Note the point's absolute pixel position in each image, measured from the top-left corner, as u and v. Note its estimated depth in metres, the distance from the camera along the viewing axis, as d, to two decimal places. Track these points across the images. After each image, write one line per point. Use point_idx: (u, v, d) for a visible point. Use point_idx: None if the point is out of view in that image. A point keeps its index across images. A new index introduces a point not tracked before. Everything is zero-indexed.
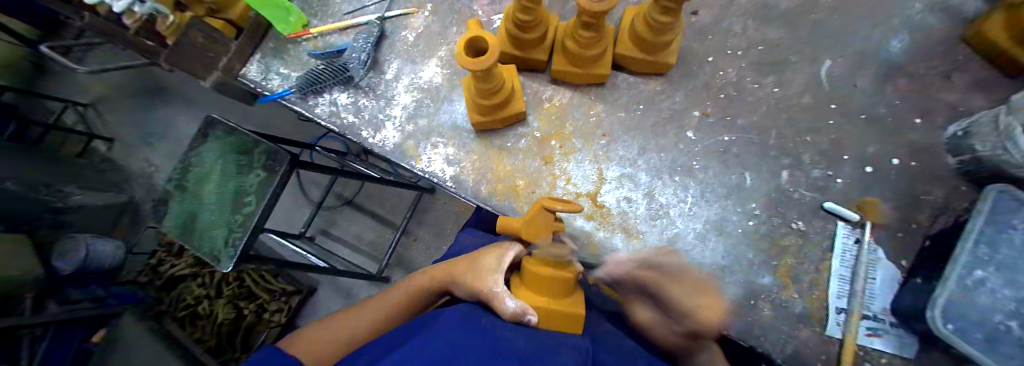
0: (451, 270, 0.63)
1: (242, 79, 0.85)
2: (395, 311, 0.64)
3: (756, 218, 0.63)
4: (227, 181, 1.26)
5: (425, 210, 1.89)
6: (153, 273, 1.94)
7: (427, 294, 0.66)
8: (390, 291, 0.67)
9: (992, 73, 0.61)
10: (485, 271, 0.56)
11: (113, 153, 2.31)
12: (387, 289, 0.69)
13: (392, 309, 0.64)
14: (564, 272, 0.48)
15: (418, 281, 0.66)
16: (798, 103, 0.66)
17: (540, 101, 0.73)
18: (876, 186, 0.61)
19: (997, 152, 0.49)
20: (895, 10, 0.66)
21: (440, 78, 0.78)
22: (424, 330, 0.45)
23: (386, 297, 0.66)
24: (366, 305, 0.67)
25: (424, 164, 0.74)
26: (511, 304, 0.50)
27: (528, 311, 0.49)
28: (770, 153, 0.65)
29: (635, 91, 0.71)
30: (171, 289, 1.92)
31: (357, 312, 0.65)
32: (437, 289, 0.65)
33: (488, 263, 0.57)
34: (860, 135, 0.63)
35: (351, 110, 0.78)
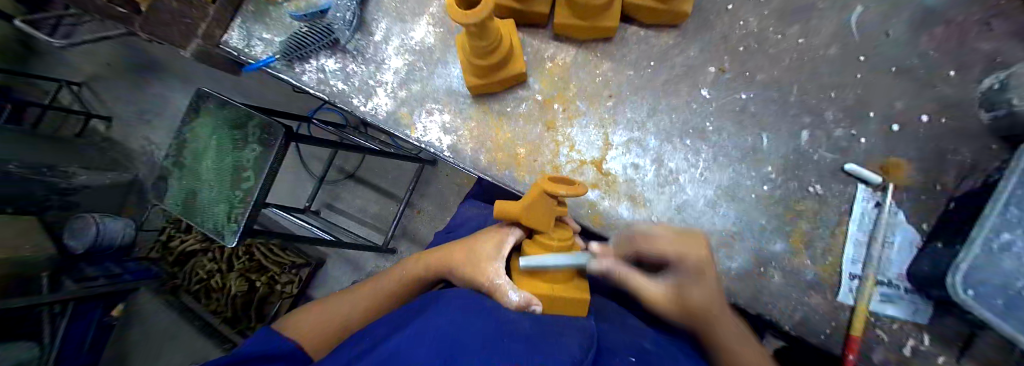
0: (449, 260, 0.60)
1: (224, 47, 0.80)
2: (391, 297, 0.64)
3: (772, 182, 0.60)
4: (224, 157, 1.23)
5: (427, 183, 1.87)
6: (163, 249, 2.00)
7: (422, 284, 0.64)
8: (385, 278, 0.66)
9: None
10: (484, 260, 0.55)
11: (113, 133, 2.29)
12: (383, 274, 0.68)
13: (386, 296, 0.64)
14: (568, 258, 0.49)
15: (412, 270, 0.64)
16: (824, 56, 0.59)
17: (542, 61, 0.68)
18: (904, 145, 0.56)
19: None
20: None
21: (433, 39, 0.73)
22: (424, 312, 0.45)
23: (381, 281, 0.66)
24: (363, 287, 0.67)
25: (420, 133, 0.70)
26: (515, 297, 0.49)
27: (533, 302, 0.49)
28: (790, 112, 0.60)
29: (645, 46, 0.65)
30: (182, 264, 1.98)
31: (354, 296, 0.66)
32: (431, 279, 0.63)
33: (487, 252, 0.55)
34: (889, 89, 0.57)
35: (341, 77, 0.74)
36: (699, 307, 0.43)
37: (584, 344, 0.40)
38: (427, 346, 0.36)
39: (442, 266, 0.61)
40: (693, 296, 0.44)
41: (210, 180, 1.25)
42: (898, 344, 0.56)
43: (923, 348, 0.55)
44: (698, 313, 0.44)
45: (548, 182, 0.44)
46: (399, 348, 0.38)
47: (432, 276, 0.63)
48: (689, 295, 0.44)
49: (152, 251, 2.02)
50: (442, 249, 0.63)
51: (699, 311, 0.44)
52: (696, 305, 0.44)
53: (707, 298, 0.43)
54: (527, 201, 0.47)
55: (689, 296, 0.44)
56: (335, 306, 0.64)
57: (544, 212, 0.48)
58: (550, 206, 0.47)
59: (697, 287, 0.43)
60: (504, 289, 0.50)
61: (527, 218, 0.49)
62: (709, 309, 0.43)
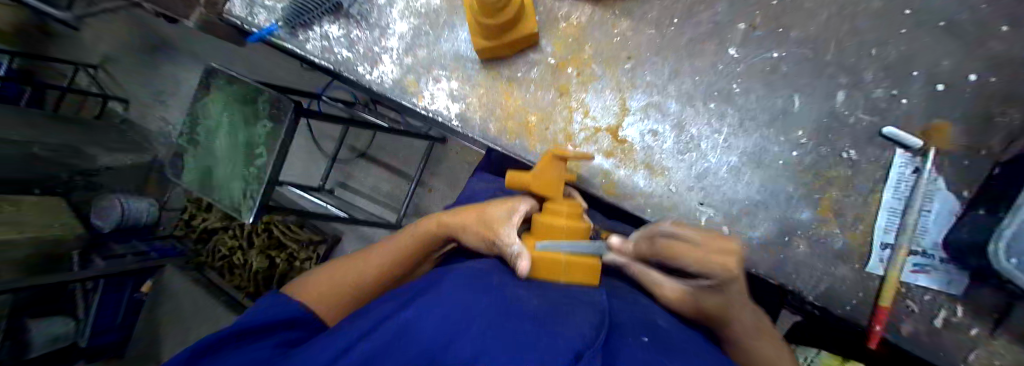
0: (461, 222, 0.59)
1: (226, 16, 0.78)
2: (403, 257, 0.63)
3: (801, 148, 0.56)
4: (236, 132, 1.24)
5: (437, 162, 1.87)
6: (187, 227, 2.07)
7: (434, 242, 0.64)
8: (394, 239, 0.65)
9: None
10: (497, 224, 0.54)
11: (130, 113, 2.33)
12: (391, 237, 0.66)
13: (398, 257, 0.63)
14: (577, 222, 0.50)
15: (423, 229, 0.63)
16: (866, 9, 0.53)
17: (555, 22, 0.64)
18: (951, 104, 0.51)
19: None
20: None
21: (440, 1, 0.69)
22: (434, 286, 0.44)
23: (392, 243, 0.64)
24: (371, 249, 0.66)
25: (427, 102, 0.68)
26: (516, 248, 0.49)
27: (523, 256, 0.47)
28: (826, 71, 0.55)
29: (668, 2, 0.60)
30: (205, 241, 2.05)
31: (363, 256, 0.64)
32: (443, 236, 0.63)
33: (500, 216, 0.54)
34: (938, 46, 0.51)
35: (345, 44, 0.71)
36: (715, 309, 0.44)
37: (595, 322, 0.39)
38: (441, 321, 0.36)
39: (455, 228, 0.60)
40: (713, 301, 0.44)
41: (224, 156, 1.27)
42: (930, 316, 0.53)
43: (957, 320, 0.52)
44: (714, 312, 0.45)
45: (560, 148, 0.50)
46: (409, 324, 0.37)
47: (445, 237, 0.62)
48: (708, 298, 0.45)
49: (178, 228, 2.08)
50: (456, 209, 0.62)
51: (715, 311, 0.45)
52: (711, 308, 0.45)
53: (726, 302, 0.44)
54: (539, 167, 0.52)
55: (705, 298, 0.45)
56: (343, 270, 0.62)
57: (552, 177, 0.52)
58: (559, 174, 0.52)
59: (717, 294, 0.43)
60: (511, 244, 0.50)
61: (538, 184, 0.53)
62: (726, 310, 0.44)
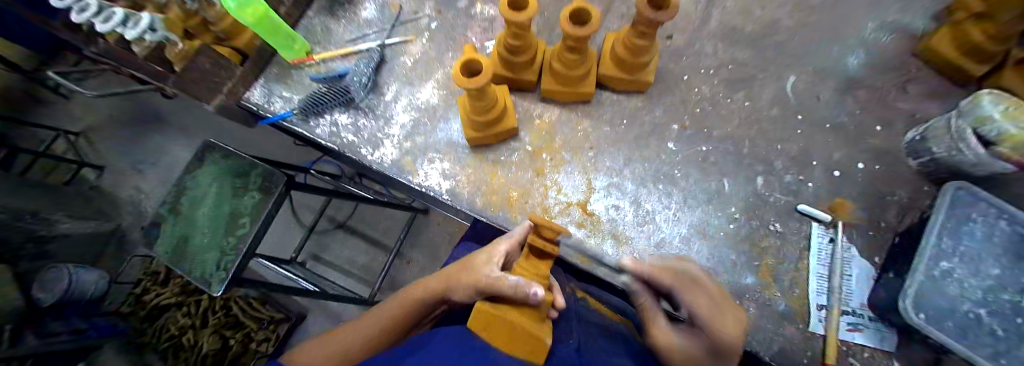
0: (448, 276, 0.60)
1: (245, 102, 0.91)
2: (393, 322, 0.62)
3: (736, 221, 0.67)
4: (222, 203, 1.27)
5: (418, 232, 1.90)
6: (136, 303, 1.82)
7: (422, 307, 0.62)
8: (387, 305, 0.64)
9: (924, 90, 0.71)
10: (478, 264, 0.56)
11: (104, 181, 2.22)
12: (392, 299, 0.65)
13: (392, 322, 0.62)
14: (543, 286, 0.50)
15: (413, 290, 0.63)
16: (767, 115, 0.71)
17: (532, 118, 0.79)
18: (845, 189, 0.66)
19: (953, 153, 0.58)
20: (853, 31, 0.76)
21: (437, 99, 0.84)
22: (417, 354, 0.42)
23: (386, 308, 0.64)
24: (364, 319, 0.65)
25: (421, 178, 0.77)
26: (515, 279, 0.46)
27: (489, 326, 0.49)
28: (745, 160, 0.69)
29: (618, 107, 0.76)
30: (154, 319, 1.81)
31: (355, 328, 0.64)
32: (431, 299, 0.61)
33: (482, 258, 0.57)
34: (827, 142, 0.69)
35: (352, 130, 0.83)
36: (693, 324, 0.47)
37: None
38: None
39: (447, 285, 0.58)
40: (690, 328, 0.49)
41: (205, 226, 1.27)
42: None
43: None
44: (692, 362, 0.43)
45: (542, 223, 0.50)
46: None
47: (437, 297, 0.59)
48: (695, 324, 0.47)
49: (124, 304, 1.83)
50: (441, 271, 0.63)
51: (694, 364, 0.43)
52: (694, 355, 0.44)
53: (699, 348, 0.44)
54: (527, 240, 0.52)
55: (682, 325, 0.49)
56: (336, 343, 0.63)
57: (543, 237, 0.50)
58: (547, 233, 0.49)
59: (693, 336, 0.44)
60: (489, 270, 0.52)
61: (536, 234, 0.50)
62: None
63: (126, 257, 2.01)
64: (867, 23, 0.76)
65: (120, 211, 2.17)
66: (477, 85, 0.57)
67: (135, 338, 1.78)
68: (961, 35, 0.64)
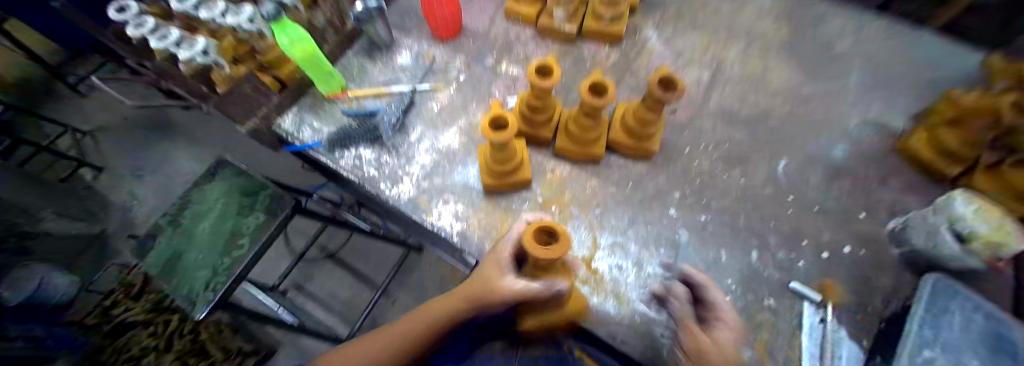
0: (467, 287, 0.64)
1: (276, 128, 0.98)
2: (414, 336, 0.64)
3: (733, 292, 0.69)
4: (224, 221, 1.29)
5: (408, 272, 1.88)
6: (103, 316, 1.62)
7: (444, 321, 0.64)
8: (408, 319, 0.67)
9: (903, 184, 0.78)
10: (495, 270, 0.61)
11: (99, 182, 2.13)
12: (413, 313, 0.68)
13: (414, 335, 0.64)
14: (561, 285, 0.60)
15: (435, 305, 0.67)
16: (761, 192, 0.78)
17: (545, 172, 0.84)
18: (833, 271, 0.70)
19: (931, 247, 0.64)
20: (835, 125, 0.86)
21: (458, 144, 0.90)
22: None
23: (408, 321, 0.67)
24: (385, 333, 0.68)
25: (434, 218, 0.80)
26: (538, 286, 0.56)
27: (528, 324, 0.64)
28: (740, 234, 0.74)
29: (625, 170, 0.83)
30: (118, 336, 1.60)
31: (377, 341, 0.66)
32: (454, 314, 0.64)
33: (496, 264, 0.62)
34: (816, 224, 0.74)
35: (374, 165, 0.88)
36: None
37: None
38: None
39: (466, 294, 0.63)
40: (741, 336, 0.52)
41: (202, 242, 1.27)
42: None
43: None
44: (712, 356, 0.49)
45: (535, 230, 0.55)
46: None
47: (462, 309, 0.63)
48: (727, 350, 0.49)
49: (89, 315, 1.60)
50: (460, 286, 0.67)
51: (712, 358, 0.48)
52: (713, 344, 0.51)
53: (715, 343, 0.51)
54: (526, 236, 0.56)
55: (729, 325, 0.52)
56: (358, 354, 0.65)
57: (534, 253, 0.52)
58: (545, 250, 0.51)
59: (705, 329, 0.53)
60: (508, 279, 0.59)
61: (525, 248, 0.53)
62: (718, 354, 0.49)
63: (104, 264, 1.84)
64: (846, 120, 0.86)
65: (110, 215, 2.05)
66: (502, 139, 0.62)
67: (91, 356, 1.52)
68: (936, 138, 0.74)
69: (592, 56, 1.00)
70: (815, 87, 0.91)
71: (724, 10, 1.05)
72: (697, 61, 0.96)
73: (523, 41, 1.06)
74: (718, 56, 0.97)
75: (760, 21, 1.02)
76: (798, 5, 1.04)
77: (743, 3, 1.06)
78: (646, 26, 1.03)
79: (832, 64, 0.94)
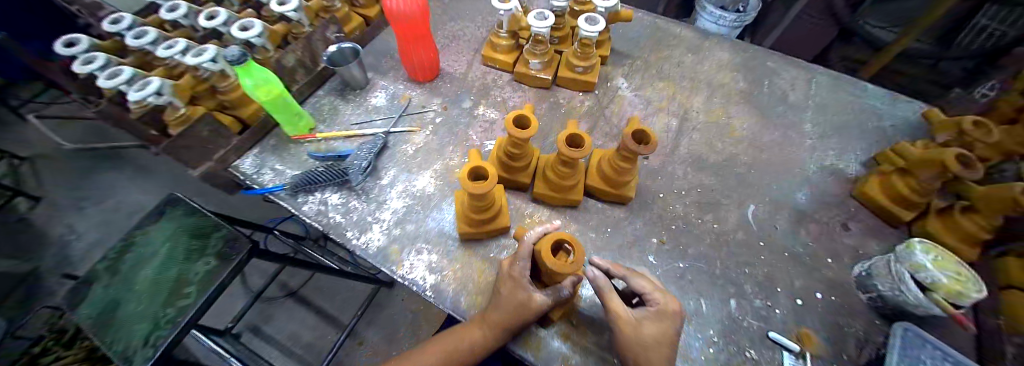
0: (488, 316, 0.60)
1: (233, 170, 0.90)
2: None
3: (715, 344, 0.67)
4: (171, 265, 1.15)
5: (378, 308, 1.74)
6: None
7: (463, 355, 0.60)
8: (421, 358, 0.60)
9: (861, 228, 0.82)
10: (516, 289, 0.59)
11: (34, 214, 1.83)
12: (422, 350, 0.61)
13: None
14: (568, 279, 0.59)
15: (450, 342, 0.61)
16: (734, 238, 0.79)
17: (523, 217, 0.82)
18: (807, 318, 0.70)
19: (896, 293, 0.66)
20: (797, 170, 0.90)
21: (433, 188, 0.87)
22: None
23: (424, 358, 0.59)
24: None
25: (405, 270, 0.75)
26: (563, 290, 0.58)
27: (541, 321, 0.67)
28: (718, 281, 0.74)
29: (603, 215, 0.82)
30: None
31: None
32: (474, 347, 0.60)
33: (512, 284, 0.60)
34: (787, 270, 0.76)
35: (341, 211, 0.82)
36: (660, 338, 0.54)
37: None
38: None
39: (500, 322, 0.59)
40: (676, 311, 0.57)
41: (143, 290, 1.11)
42: None
43: None
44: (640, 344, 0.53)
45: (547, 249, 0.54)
46: None
47: (498, 337, 0.59)
48: (660, 326, 0.55)
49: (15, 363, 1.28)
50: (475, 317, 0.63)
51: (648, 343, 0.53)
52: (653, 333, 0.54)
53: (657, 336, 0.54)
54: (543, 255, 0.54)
55: (663, 303, 0.57)
56: None
57: (572, 268, 0.53)
58: (569, 267, 0.53)
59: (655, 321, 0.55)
60: (536, 295, 0.58)
61: (554, 264, 0.52)
62: (654, 343, 0.53)
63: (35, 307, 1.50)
64: (805, 166, 0.91)
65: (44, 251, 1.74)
66: (482, 190, 0.60)
67: None
68: (891, 185, 0.78)
69: (567, 102, 1.02)
70: (774, 135, 0.97)
71: (688, 61, 1.12)
72: (666, 108, 1.00)
73: (499, 85, 1.07)
74: (685, 104, 1.01)
75: (721, 71, 1.09)
76: (753, 58, 1.13)
77: (705, 55, 1.13)
78: (617, 74, 1.08)
79: (787, 114, 1.01)
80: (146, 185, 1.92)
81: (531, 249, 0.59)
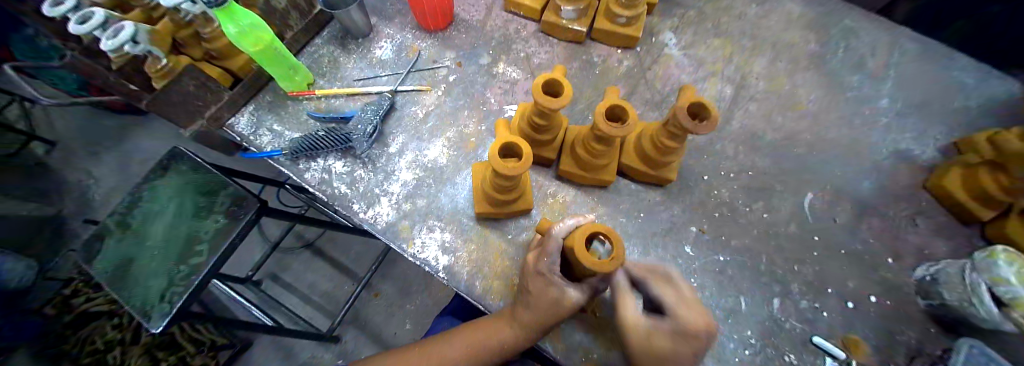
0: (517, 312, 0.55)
1: (227, 130, 0.82)
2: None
3: (752, 347, 0.61)
4: (181, 221, 1.05)
5: (391, 263, 1.66)
6: (62, 306, 1.35)
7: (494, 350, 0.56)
8: (452, 349, 0.58)
9: (931, 224, 0.72)
10: (545, 285, 0.52)
11: (52, 159, 1.75)
12: (450, 340, 0.59)
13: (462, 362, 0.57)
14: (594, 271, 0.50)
15: (477, 334, 0.58)
16: (785, 231, 0.70)
17: (544, 196, 0.74)
18: (856, 324, 0.64)
19: (965, 306, 0.56)
20: (864, 153, 0.78)
21: (446, 159, 0.78)
22: None
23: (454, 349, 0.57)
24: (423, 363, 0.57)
25: (417, 250, 0.69)
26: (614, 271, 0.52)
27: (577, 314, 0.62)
28: (762, 279, 0.66)
29: (637, 198, 0.73)
30: (83, 325, 1.34)
31: None
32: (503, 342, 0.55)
33: (541, 281, 0.52)
34: (841, 269, 0.68)
35: (346, 181, 0.75)
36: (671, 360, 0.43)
37: None
38: None
39: (527, 321, 0.53)
40: (704, 329, 0.42)
41: (156, 245, 1.03)
42: None
43: None
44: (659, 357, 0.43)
45: (581, 248, 0.46)
46: None
47: (526, 336, 0.54)
48: (674, 346, 0.43)
49: (48, 303, 1.34)
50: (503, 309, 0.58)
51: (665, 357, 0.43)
52: (666, 348, 0.43)
53: (673, 347, 0.43)
54: (577, 253, 0.46)
55: (686, 319, 0.43)
56: None
57: (612, 265, 0.45)
58: (603, 266, 0.45)
59: (672, 337, 0.43)
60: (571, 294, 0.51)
61: (589, 262, 0.45)
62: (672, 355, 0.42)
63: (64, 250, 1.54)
64: (874, 149, 0.79)
65: (64, 193, 1.69)
66: (518, 172, 0.51)
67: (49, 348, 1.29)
68: (971, 178, 0.67)
69: (602, 61, 0.88)
70: (844, 110, 0.83)
71: (751, 13, 0.94)
72: (721, 72, 0.87)
73: (523, 38, 0.92)
74: (743, 68, 0.87)
75: (790, 29, 0.91)
76: (832, 12, 0.93)
77: (773, 7, 0.95)
78: (665, 28, 0.91)
79: (863, 84, 0.86)
80: (154, 125, 1.84)
81: (561, 244, 0.51)
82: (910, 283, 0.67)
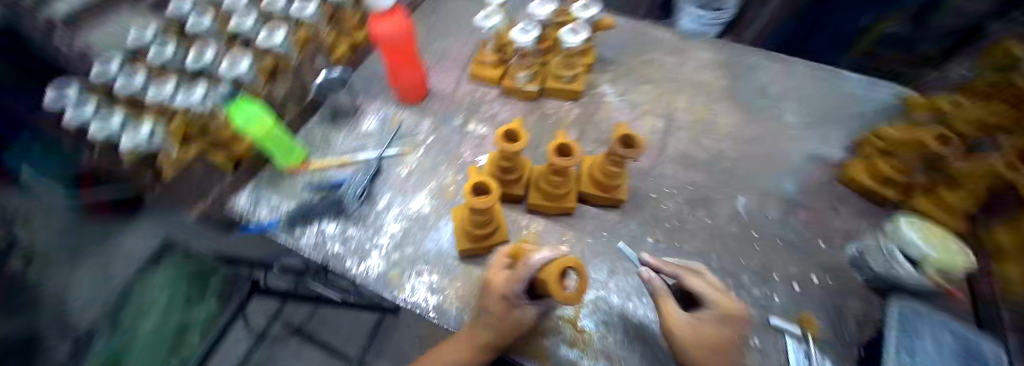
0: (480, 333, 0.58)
1: (230, 208, 0.91)
2: None
3: None
4: None
5: (385, 337, 1.68)
6: None
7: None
8: None
9: (848, 210, 0.85)
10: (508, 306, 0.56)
11: None
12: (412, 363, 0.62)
13: None
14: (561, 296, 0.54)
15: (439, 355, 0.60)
16: (728, 231, 0.81)
17: (519, 228, 0.83)
18: (806, 303, 0.72)
19: (891, 269, 0.65)
20: (780, 160, 0.94)
21: (429, 209, 0.88)
22: None
23: None
24: None
25: (407, 294, 0.75)
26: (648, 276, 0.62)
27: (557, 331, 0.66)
28: (716, 274, 0.75)
29: (598, 220, 0.83)
30: None
31: None
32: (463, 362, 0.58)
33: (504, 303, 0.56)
34: (782, 257, 0.78)
35: (339, 241, 0.83)
36: (723, 343, 0.51)
37: None
38: None
39: (486, 339, 0.57)
40: (741, 312, 0.54)
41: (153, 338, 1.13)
42: None
43: None
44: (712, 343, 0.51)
45: (556, 283, 0.49)
46: None
47: (485, 355, 0.58)
48: (717, 332, 0.52)
49: None
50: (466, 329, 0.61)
51: (717, 341, 0.51)
52: (715, 335, 0.52)
53: (721, 333, 0.52)
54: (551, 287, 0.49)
55: (724, 305, 0.54)
56: None
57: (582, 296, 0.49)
58: (574, 296, 0.49)
59: (716, 325, 0.53)
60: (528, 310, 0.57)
61: (561, 295, 0.48)
62: (723, 339, 0.51)
63: None
64: (787, 155, 0.94)
65: None
66: (485, 207, 0.61)
67: None
68: (875, 168, 0.83)
69: (555, 112, 1.05)
70: (757, 128, 1.00)
71: (670, 63, 1.16)
72: (653, 111, 1.04)
73: (488, 101, 1.10)
74: (671, 105, 1.05)
75: (703, 72, 1.13)
76: (733, 55, 1.17)
77: (687, 57, 1.17)
78: (603, 82, 1.11)
79: (768, 106, 1.05)
80: None
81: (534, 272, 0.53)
82: (843, 261, 0.77)
